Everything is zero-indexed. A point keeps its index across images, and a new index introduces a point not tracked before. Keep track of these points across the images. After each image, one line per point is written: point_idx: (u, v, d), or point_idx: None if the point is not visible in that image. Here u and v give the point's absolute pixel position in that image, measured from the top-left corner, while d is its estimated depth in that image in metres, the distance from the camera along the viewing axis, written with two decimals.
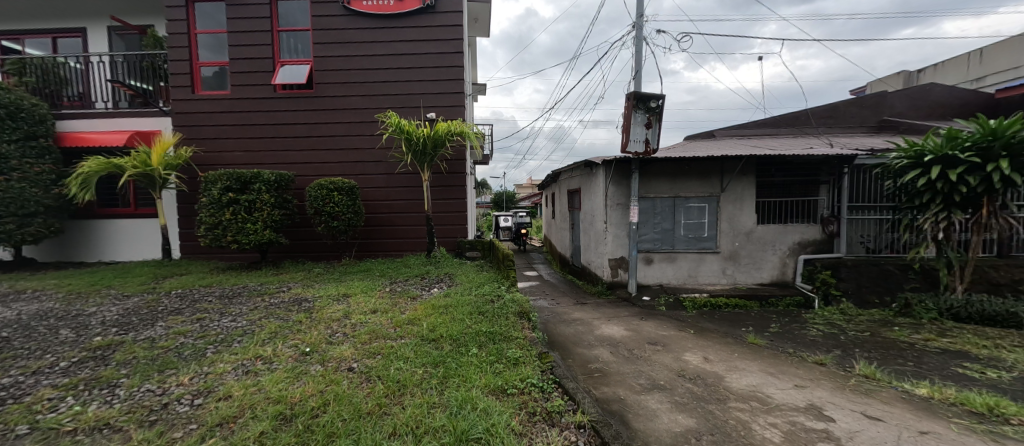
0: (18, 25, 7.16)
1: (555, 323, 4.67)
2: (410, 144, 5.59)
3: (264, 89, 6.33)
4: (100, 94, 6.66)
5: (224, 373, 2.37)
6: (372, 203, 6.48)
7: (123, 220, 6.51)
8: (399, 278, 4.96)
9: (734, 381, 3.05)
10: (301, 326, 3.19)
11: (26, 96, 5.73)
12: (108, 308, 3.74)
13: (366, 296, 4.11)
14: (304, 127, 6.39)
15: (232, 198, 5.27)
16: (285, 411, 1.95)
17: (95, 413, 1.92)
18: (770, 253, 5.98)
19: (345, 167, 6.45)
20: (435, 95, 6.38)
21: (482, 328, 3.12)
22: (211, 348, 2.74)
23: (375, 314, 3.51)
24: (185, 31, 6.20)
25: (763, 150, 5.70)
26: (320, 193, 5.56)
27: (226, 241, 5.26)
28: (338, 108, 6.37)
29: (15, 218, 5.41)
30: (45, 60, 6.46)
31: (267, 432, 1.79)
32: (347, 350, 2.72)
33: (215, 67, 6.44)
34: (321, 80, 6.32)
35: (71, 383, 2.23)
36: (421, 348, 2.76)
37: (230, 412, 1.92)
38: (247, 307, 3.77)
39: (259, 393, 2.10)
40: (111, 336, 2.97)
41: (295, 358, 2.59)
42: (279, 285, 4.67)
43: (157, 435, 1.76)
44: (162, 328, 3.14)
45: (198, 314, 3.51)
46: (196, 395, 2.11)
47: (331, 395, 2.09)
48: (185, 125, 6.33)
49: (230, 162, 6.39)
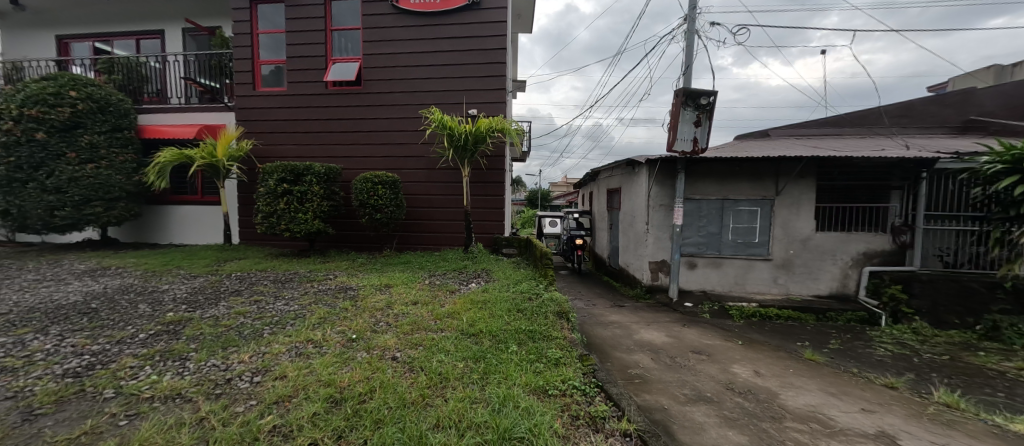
0: (107, 28, 7.97)
1: (592, 325, 4.58)
2: (452, 140, 5.65)
3: (317, 86, 6.64)
4: (174, 91, 7.27)
5: (279, 353, 2.50)
6: (413, 198, 6.65)
7: (190, 207, 7.10)
8: (437, 272, 5.04)
9: (789, 399, 2.84)
10: (347, 313, 3.33)
11: (115, 92, 6.36)
12: (178, 286, 4.10)
13: (406, 287, 4.20)
14: (352, 122, 6.65)
15: (286, 189, 5.58)
16: (335, 394, 2.02)
17: (168, 383, 2.09)
18: (829, 263, 5.52)
19: (388, 162, 6.64)
20: (477, 91, 6.42)
21: (522, 325, 3.10)
22: (268, 329, 2.91)
23: (416, 306, 3.60)
24: (249, 32, 6.62)
25: (826, 151, 5.26)
26: (366, 186, 5.76)
27: (280, 229, 5.58)
28: (383, 104, 6.57)
29: (103, 202, 6.06)
30: (129, 59, 7.14)
31: (318, 414, 1.86)
32: (391, 339, 2.80)
33: (274, 65, 6.85)
34: (369, 77, 6.56)
35: (149, 354, 2.44)
36: (461, 342, 2.77)
37: (285, 391, 2.02)
38: (298, 292, 4.00)
39: (311, 375, 2.21)
40: (181, 312, 3.24)
41: (343, 344, 2.69)
42: (326, 273, 4.88)
43: (222, 408, 1.88)
44: (225, 307, 3.39)
45: (255, 296, 3.76)
46: (255, 373, 2.24)
47: (377, 382, 2.14)
48: (246, 119, 6.78)
49: (284, 154, 6.78)
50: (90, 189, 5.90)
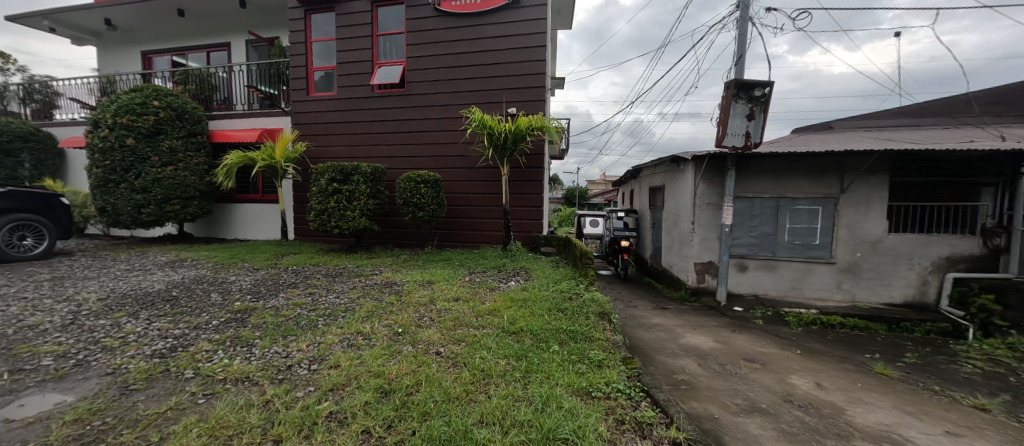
0: (183, 43, 8.84)
1: (634, 327, 4.45)
2: (492, 139, 5.70)
3: (365, 90, 6.96)
4: (239, 98, 7.91)
5: (333, 343, 2.65)
6: (454, 196, 6.79)
7: (252, 205, 7.70)
8: (477, 269, 5.12)
9: (858, 416, 2.59)
10: (393, 307, 3.47)
11: (190, 101, 7.02)
12: (244, 278, 4.48)
13: (448, 284, 4.31)
14: (396, 124, 6.90)
15: (336, 188, 5.91)
16: (384, 385, 2.11)
17: (238, 367, 2.28)
18: (904, 268, 4.99)
19: (430, 161, 6.83)
20: (516, 90, 6.44)
21: (563, 325, 3.07)
22: (322, 320, 3.10)
23: (457, 302, 3.67)
24: (303, 41, 7.06)
25: (901, 144, 4.76)
26: (409, 185, 5.95)
27: (330, 226, 5.91)
28: (426, 105, 6.76)
29: (180, 201, 6.73)
30: (202, 70, 7.87)
31: (369, 403, 1.95)
32: (434, 334, 2.87)
33: (325, 71, 7.25)
34: (413, 79, 6.77)
35: (221, 340, 2.68)
36: (503, 340, 2.79)
37: (340, 380, 2.14)
38: (348, 285, 4.22)
39: (362, 366, 2.32)
40: (247, 302, 3.54)
41: (390, 338, 2.80)
42: (372, 268, 5.12)
43: (285, 392, 2.02)
44: (284, 298, 3.65)
45: (310, 289, 4.01)
46: (312, 361, 2.39)
47: (423, 375, 2.21)
48: (301, 123, 7.25)
49: (334, 155, 7.17)
50: (170, 189, 6.57)
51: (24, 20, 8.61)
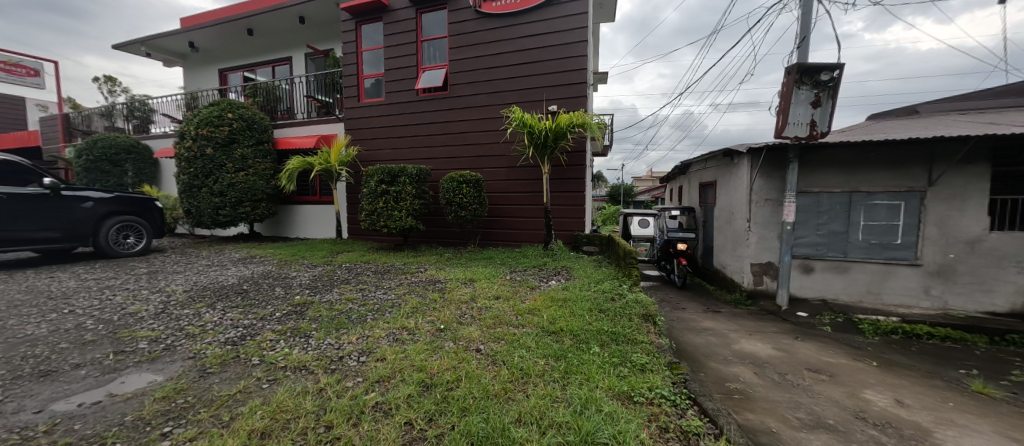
0: (252, 59, 9.75)
1: (682, 330, 4.24)
2: (532, 137, 5.68)
3: (410, 94, 7.24)
4: (299, 108, 8.57)
5: (380, 337, 2.79)
6: (495, 196, 6.87)
7: (311, 206, 8.31)
8: (518, 268, 5.14)
9: (950, 440, 2.27)
10: (436, 304, 3.58)
11: (258, 112, 7.71)
12: (303, 273, 4.85)
13: (489, 282, 4.36)
14: (439, 126, 7.10)
15: (384, 189, 6.20)
16: (426, 380, 2.19)
17: (296, 356, 2.47)
18: (1011, 272, 4.30)
19: (472, 161, 6.95)
20: (557, 87, 6.37)
21: (604, 326, 2.99)
22: (371, 315, 3.27)
23: (498, 301, 3.70)
24: (355, 50, 7.50)
25: (1008, 127, 4.10)
26: (452, 185, 6.10)
27: (380, 226, 6.23)
28: (468, 106, 6.89)
29: (251, 203, 7.43)
30: (268, 84, 8.63)
31: (412, 395, 2.03)
32: (475, 331, 2.92)
33: (375, 78, 7.64)
34: (455, 81, 6.94)
35: (282, 330, 2.92)
36: (542, 340, 2.78)
37: (385, 372, 2.25)
38: (395, 282, 4.42)
39: (405, 359, 2.42)
40: (305, 296, 3.83)
41: (433, 333, 2.89)
42: (418, 266, 5.32)
43: (337, 382, 2.16)
44: (337, 293, 3.91)
45: (360, 285, 4.26)
46: (361, 353, 2.54)
47: (462, 372, 2.26)
48: (353, 129, 7.71)
49: (383, 158, 7.54)
50: (242, 192, 7.28)
51: (128, 48, 9.95)
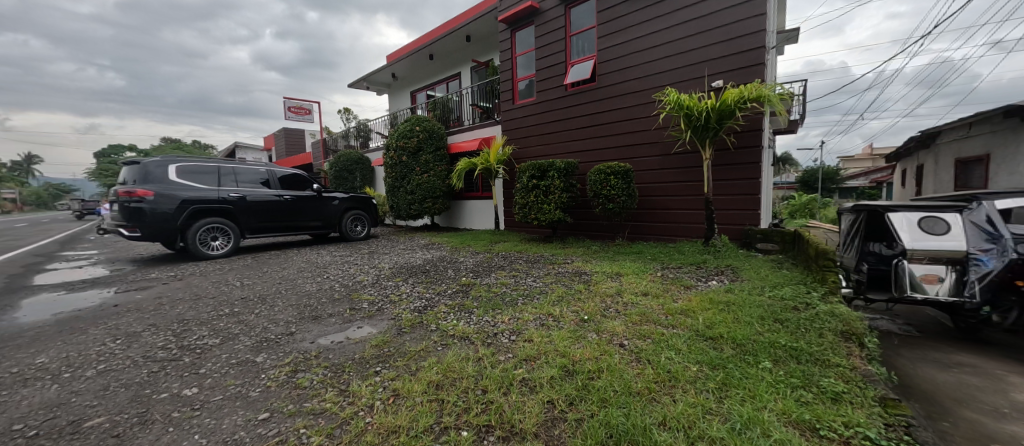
0: (433, 79, 11.80)
1: (911, 360, 3.13)
2: (690, 120, 5.07)
3: (559, 91, 7.46)
4: (466, 115, 9.92)
5: (529, 320, 3.04)
6: (646, 186, 6.45)
7: (475, 201, 9.55)
8: (671, 265, 4.72)
9: None
10: (581, 295, 3.64)
11: (436, 123, 9.27)
12: (469, 259, 5.66)
13: (637, 277, 4.17)
14: (587, 118, 7.09)
15: (535, 184, 6.62)
16: (569, 366, 2.28)
17: (462, 328, 2.95)
18: None
19: (621, 151, 6.69)
20: (723, 58, 5.51)
21: (780, 339, 2.49)
22: (521, 299, 3.59)
23: (646, 297, 3.51)
24: (510, 57, 8.19)
25: None
26: (599, 177, 6.03)
27: (531, 218, 6.69)
28: (617, 95, 6.64)
29: (432, 199, 9.05)
30: (444, 98, 10.30)
31: (555, 378, 2.16)
32: (619, 326, 2.86)
33: (527, 80, 8.18)
34: (603, 71, 6.79)
35: (452, 305, 3.50)
36: (696, 344, 2.51)
37: (532, 352, 2.45)
38: (543, 271, 4.70)
39: (550, 343, 2.58)
40: (470, 278, 4.48)
41: (576, 323, 2.97)
42: (565, 257, 5.49)
43: (492, 354, 2.48)
44: (494, 278, 4.43)
45: (513, 272, 4.70)
46: (513, 332, 2.83)
47: (604, 364, 2.26)
48: (509, 129, 8.46)
49: (534, 155, 8.02)
50: (426, 190, 8.94)
51: (357, 85, 13.42)
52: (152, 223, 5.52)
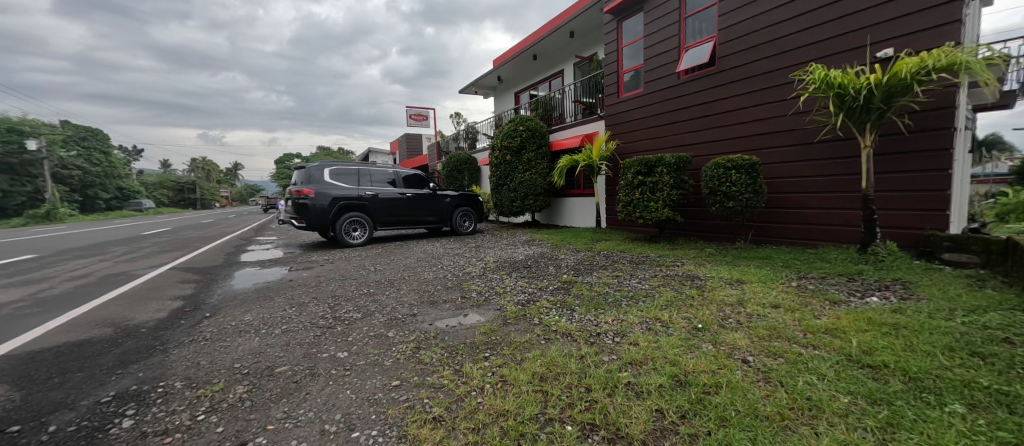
0: (536, 78, 12.07)
1: None
2: (841, 101, 4.18)
3: (670, 79, 6.91)
4: (568, 112, 9.90)
5: (634, 323, 2.92)
6: (778, 182, 5.57)
7: (576, 198, 9.48)
8: (811, 274, 3.99)
9: None
10: (694, 301, 3.33)
11: (539, 122, 9.45)
12: (569, 256, 5.65)
13: (764, 286, 3.64)
14: (703, 107, 6.42)
15: (641, 181, 6.27)
16: (680, 376, 2.12)
17: (564, 324, 2.98)
18: None
19: (745, 142, 5.89)
20: (894, 20, 4.42)
21: (982, 379, 1.91)
22: (625, 301, 3.45)
23: (777, 310, 3.04)
24: (616, 48, 7.90)
25: None
26: (717, 172, 5.42)
27: (635, 216, 6.37)
28: (742, 78, 5.84)
29: (533, 196, 9.28)
30: (546, 97, 10.45)
31: (664, 386, 2.04)
32: (741, 339, 2.55)
33: (634, 71, 7.79)
34: (725, 52, 6.07)
35: (553, 301, 3.57)
36: (848, 371, 2.09)
37: (638, 357, 2.35)
38: (649, 273, 4.43)
39: (659, 350, 2.43)
40: (571, 275, 4.49)
41: (689, 331, 2.74)
42: (674, 259, 5.08)
43: (595, 353, 2.45)
44: (596, 277, 4.35)
45: (616, 272, 4.54)
46: (616, 334, 2.75)
47: (723, 379, 2.05)
48: (613, 124, 8.17)
49: (640, 150, 7.60)
50: (528, 188, 9.22)
51: (466, 91, 14.50)
52: (314, 216, 6.85)
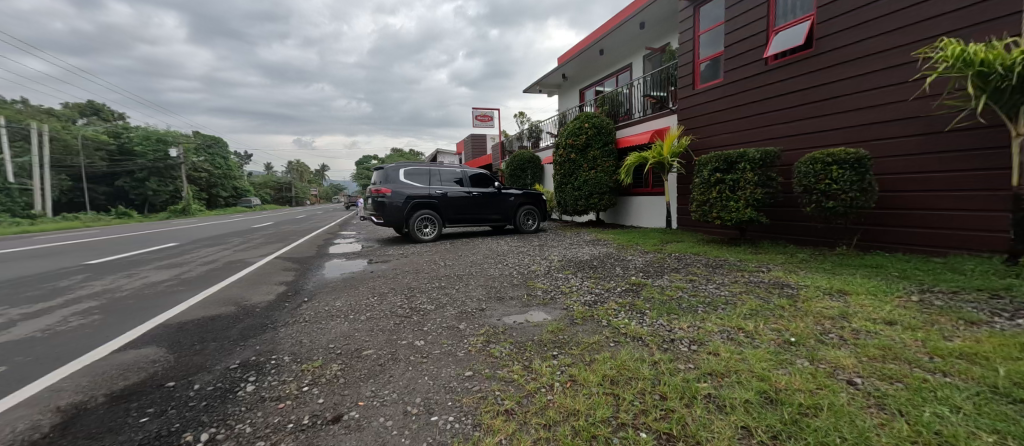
0: (603, 74, 11.76)
1: None
2: (983, 79, 3.46)
3: (755, 66, 6.29)
4: (636, 107, 9.49)
5: (713, 331, 2.72)
6: (892, 178, 4.79)
7: (644, 197, 9.06)
8: (937, 287, 3.38)
9: None
10: (785, 312, 3.01)
11: (605, 118, 9.18)
12: (637, 258, 5.43)
13: (873, 299, 3.16)
14: (795, 95, 5.75)
15: (719, 178, 5.80)
16: (770, 393, 1.94)
17: (634, 328, 2.88)
18: None
19: (849, 134, 5.16)
20: None
21: None
22: (702, 307, 3.23)
23: (891, 328, 2.63)
24: (692, 37, 7.43)
25: None
26: (814, 168, 4.81)
27: (712, 217, 5.93)
28: (846, 60, 5.12)
29: (599, 195, 9.06)
30: (613, 93, 10.13)
31: (751, 403, 1.88)
32: (846, 357, 2.25)
33: (712, 59, 7.24)
34: (824, 32, 5.37)
35: (622, 304, 3.46)
36: (994, 407, 1.73)
37: (719, 368, 2.19)
38: (729, 278, 4.09)
39: (744, 362, 2.24)
40: (640, 278, 4.31)
41: (779, 344, 2.48)
42: (758, 264, 4.63)
43: (670, 360, 2.34)
44: (668, 280, 4.13)
45: (690, 276, 4.26)
46: (693, 341, 2.59)
47: (824, 401, 1.83)
48: (687, 118, 7.66)
49: (718, 144, 7.03)
50: (593, 186, 9.03)
51: (531, 90, 14.59)
52: (390, 213, 7.42)
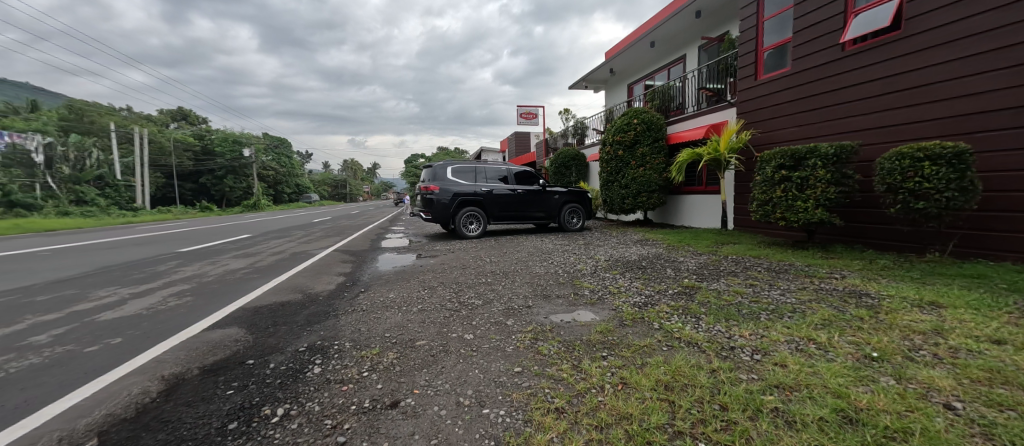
0: (653, 67, 11.30)
1: None
2: None
3: (829, 53, 5.74)
4: (689, 101, 9.02)
5: (779, 341, 2.53)
6: (1001, 176, 4.15)
7: (697, 196, 8.60)
8: None
9: None
10: (864, 324, 2.72)
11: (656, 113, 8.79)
12: (690, 259, 5.18)
13: (974, 313, 2.78)
14: (877, 83, 5.16)
15: (784, 176, 5.36)
16: (848, 412, 1.77)
17: (689, 332, 2.75)
18: None
19: (944, 125, 4.55)
20: None
21: None
22: (765, 314, 3.01)
23: (1000, 348, 2.29)
24: (755, 24, 6.95)
25: None
26: (900, 165, 4.29)
27: (776, 217, 5.52)
28: (943, 41, 4.52)
29: (648, 193, 8.74)
30: (664, 87, 9.69)
31: (826, 421, 1.72)
32: (941, 378, 2.00)
33: (778, 47, 6.71)
34: (915, 11, 4.77)
35: (675, 307, 3.32)
36: None
37: (787, 381, 2.03)
38: (795, 284, 3.78)
39: (816, 377, 2.07)
40: (694, 280, 4.11)
41: (858, 359, 2.25)
42: (830, 270, 4.23)
43: (730, 369, 2.21)
44: (725, 284, 3.91)
45: (750, 280, 3.99)
46: (755, 350, 2.43)
47: (915, 425, 1.64)
48: (748, 111, 7.15)
49: (782, 139, 6.49)
50: (641, 184, 8.73)
51: (576, 86, 14.34)
52: (438, 210, 7.65)
